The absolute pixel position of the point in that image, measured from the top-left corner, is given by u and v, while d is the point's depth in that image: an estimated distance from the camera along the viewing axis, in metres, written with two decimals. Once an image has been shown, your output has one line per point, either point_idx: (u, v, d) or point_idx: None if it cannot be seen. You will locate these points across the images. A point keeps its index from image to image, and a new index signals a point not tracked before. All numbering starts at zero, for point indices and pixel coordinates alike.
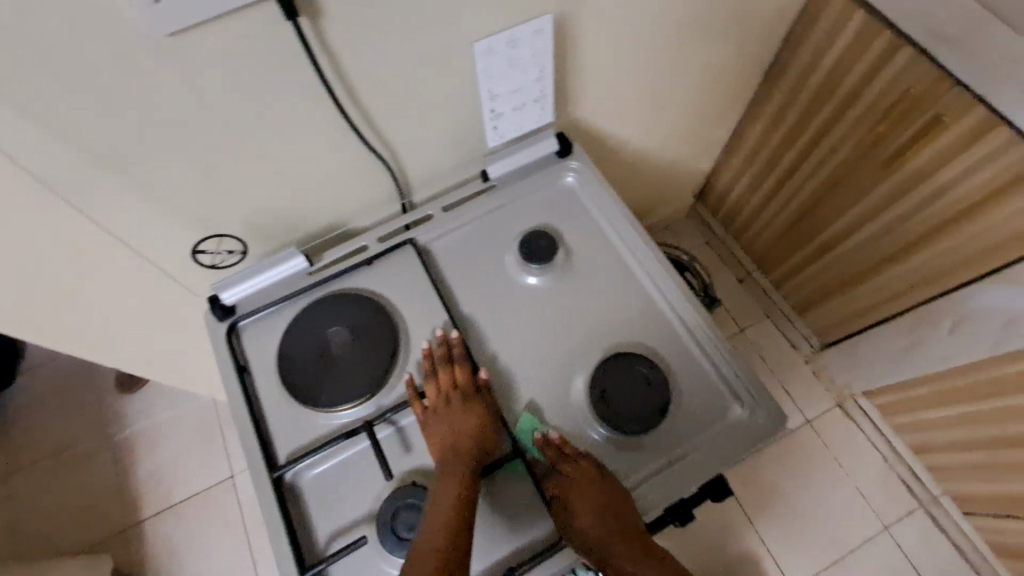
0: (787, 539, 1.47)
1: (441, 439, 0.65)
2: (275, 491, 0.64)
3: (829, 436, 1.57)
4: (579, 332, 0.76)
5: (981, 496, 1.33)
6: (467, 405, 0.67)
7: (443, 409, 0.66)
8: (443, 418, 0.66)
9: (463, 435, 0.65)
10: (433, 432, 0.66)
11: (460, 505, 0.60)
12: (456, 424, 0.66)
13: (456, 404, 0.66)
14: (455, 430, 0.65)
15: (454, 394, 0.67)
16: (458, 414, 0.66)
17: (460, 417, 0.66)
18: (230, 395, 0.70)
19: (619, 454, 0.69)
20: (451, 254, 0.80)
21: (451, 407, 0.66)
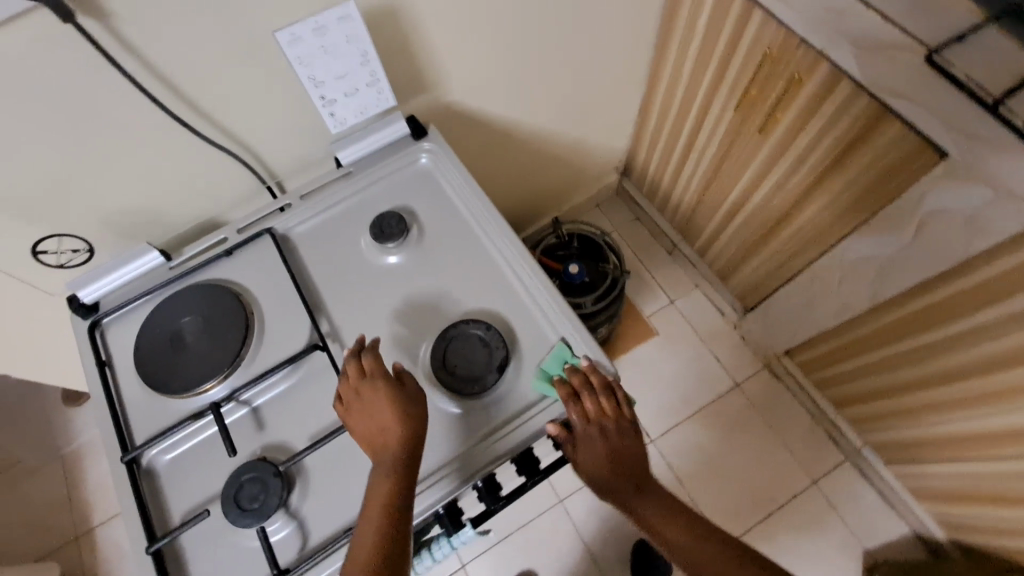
0: (720, 499, 1.51)
1: (365, 435, 0.65)
2: (126, 472, 0.67)
3: (757, 398, 1.61)
4: (426, 304, 0.78)
5: (888, 442, 1.37)
6: (376, 399, 0.65)
7: (357, 402, 0.66)
8: (356, 412, 0.66)
9: (378, 425, 0.64)
10: (354, 429, 0.66)
11: (387, 512, 0.60)
12: (374, 416, 0.65)
13: (367, 395, 0.66)
14: (374, 423, 0.65)
15: (364, 385, 0.67)
16: (373, 404, 0.65)
17: (373, 409, 0.65)
18: (92, 390, 0.72)
19: (475, 412, 0.72)
20: (308, 239, 0.83)
21: (362, 397, 0.66)
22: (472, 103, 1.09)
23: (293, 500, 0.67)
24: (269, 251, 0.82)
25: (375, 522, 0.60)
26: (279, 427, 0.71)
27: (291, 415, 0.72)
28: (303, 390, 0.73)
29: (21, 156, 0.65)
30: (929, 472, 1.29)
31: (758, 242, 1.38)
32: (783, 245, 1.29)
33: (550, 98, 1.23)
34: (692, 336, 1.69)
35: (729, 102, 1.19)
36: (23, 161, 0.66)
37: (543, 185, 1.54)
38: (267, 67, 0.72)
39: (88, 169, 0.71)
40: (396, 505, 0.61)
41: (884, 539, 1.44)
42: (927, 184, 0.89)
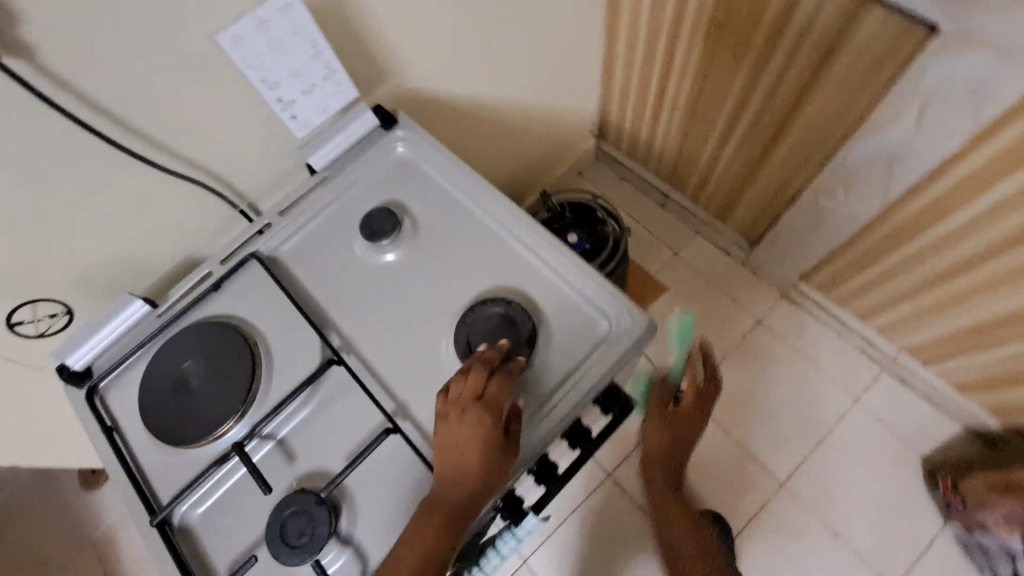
0: (766, 437, 1.47)
1: (449, 459, 0.60)
2: (159, 535, 0.62)
3: (782, 330, 1.57)
4: (436, 295, 0.73)
5: (922, 344, 1.34)
6: (478, 422, 0.59)
7: (460, 412, 0.61)
8: (454, 422, 0.61)
9: (466, 460, 0.59)
10: (445, 438, 0.61)
11: (426, 559, 0.56)
12: (467, 437, 0.60)
13: (469, 420, 0.60)
14: (463, 444, 0.60)
15: (475, 401, 0.61)
16: (468, 432, 0.60)
17: (467, 443, 0.60)
18: (103, 458, 0.67)
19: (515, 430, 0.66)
20: (296, 255, 0.78)
21: (466, 416, 0.60)
22: (435, 86, 1.03)
23: (343, 526, 0.63)
24: (259, 275, 0.77)
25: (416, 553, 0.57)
26: (310, 454, 0.67)
27: (321, 439, 0.67)
28: (328, 410, 0.69)
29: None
30: (970, 364, 1.26)
31: (751, 171, 1.34)
32: (779, 167, 1.25)
33: (513, 67, 1.18)
34: (703, 282, 1.65)
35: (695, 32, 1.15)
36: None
37: (522, 161, 1.50)
38: (214, 79, 0.67)
39: (49, 227, 0.66)
40: (438, 553, 0.57)
41: (937, 441, 1.42)
42: (920, 65, 0.85)
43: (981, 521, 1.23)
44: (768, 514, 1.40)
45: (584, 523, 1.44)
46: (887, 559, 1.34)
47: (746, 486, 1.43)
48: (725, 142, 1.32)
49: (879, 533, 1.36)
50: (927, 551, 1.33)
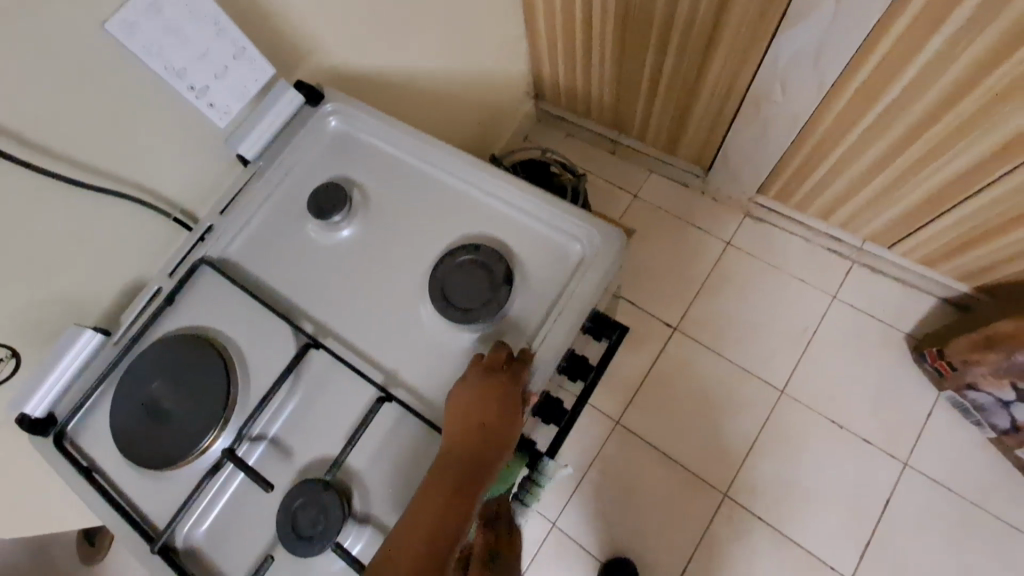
0: (758, 351, 1.50)
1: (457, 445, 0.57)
2: (164, 561, 0.58)
3: (751, 247, 1.60)
4: (403, 258, 0.71)
5: (882, 229, 1.39)
6: (495, 393, 0.58)
7: (474, 384, 0.59)
8: (468, 393, 0.58)
9: (468, 450, 0.56)
10: (457, 413, 0.58)
11: (423, 556, 0.52)
12: (482, 409, 0.57)
13: (480, 407, 0.57)
14: (477, 416, 0.57)
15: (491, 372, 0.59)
16: (477, 419, 0.57)
17: (475, 434, 0.57)
18: (87, 501, 0.63)
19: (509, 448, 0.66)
20: (249, 252, 0.74)
21: (481, 401, 0.58)
22: (358, 62, 1.00)
23: (357, 508, 0.60)
24: (214, 280, 0.73)
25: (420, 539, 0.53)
26: (307, 444, 0.64)
27: (315, 426, 0.64)
28: (316, 396, 0.65)
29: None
30: (929, 236, 1.31)
31: (688, 97, 1.35)
32: (714, 85, 1.26)
33: (433, 35, 1.15)
34: (667, 218, 1.66)
35: None
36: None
37: (467, 135, 1.47)
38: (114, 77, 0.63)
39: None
40: (439, 551, 0.52)
41: (916, 318, 1.47)
42: None
43: (971, 380, 1.27)
44: (775, 423, 1.43)
45: (603, 476, 1.44)
46: (893, 439, 1.38)
47: (748, 403, 1.46)
48: (657, 72, 1.33)
49: (881, 416, 1.41)
50: (928, 422, 1.39)
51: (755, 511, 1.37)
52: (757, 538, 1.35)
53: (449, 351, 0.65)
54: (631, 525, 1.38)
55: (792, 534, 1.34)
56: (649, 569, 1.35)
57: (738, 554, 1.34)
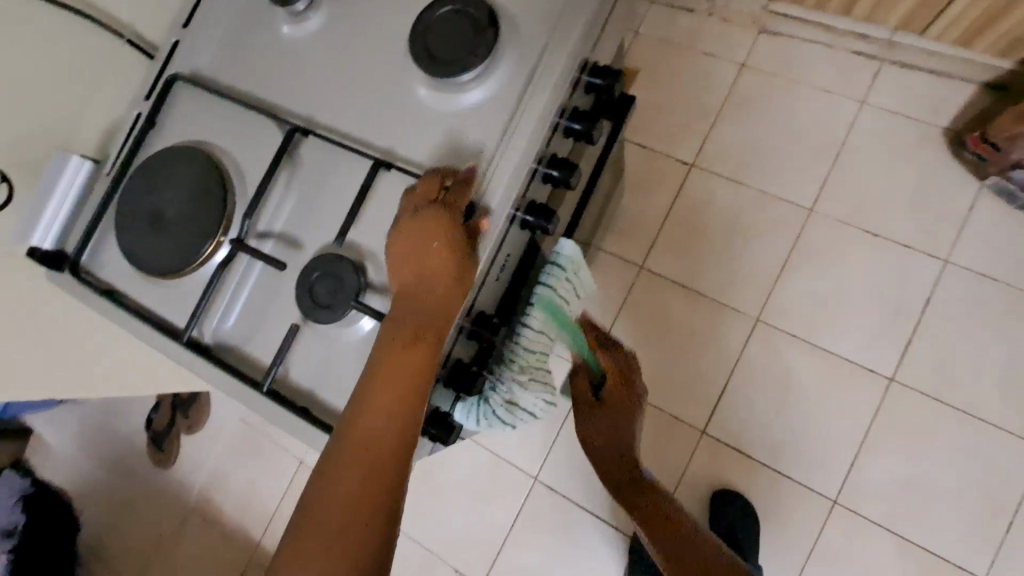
0: (781, 172, 1.42)
1: (413, 268, 0.53)
2: (195, 352, 0.59)
3: (767, 64, 1.47)
4: (378, 36, 0.65)
5: (912, 12, 1.24)
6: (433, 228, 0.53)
7: (415, 221, 0.54)
8: (406, 235, 0.54)
9: (426, 268, 0.53)
10: (400, 256, 0.54)
11: (388, 429, 0.48)
12: (433, 243, 0.53)
13: (428, 222, 0.54)
14: (428, 252, 0.53)
15: (427, 207, 0.55)
16: (426, 232, 0.54)
17: (430, 248, 0.53)
18: (114, 317, 0.63)
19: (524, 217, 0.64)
20: (220, 64, 0.70)
21: (424, 217, 0.54)
22: None
23: (373, 278, 0.59)
24: (191, 97, 0.69)
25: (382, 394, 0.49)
26: (315, 231, 0.62)
27: (319, 212, 0.62)
28: (314, 184, 0.63)
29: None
30: (965, 7, 1.16)
31: None
32: None
33: None
34: (672, 47, 1.52)
35: None
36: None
37: None
38: None
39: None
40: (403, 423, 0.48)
41: (954, 110, 1.35)
42: None
43: (1016, 158, 1.18)
44: (805, 242, 1.38)
45: (630, 319, 1.42)
46: (932, 237, 1.32)
47: (775, 226, 1.40)
48: None
49: (919, 217, 1.34)
50: (970, 215, 1.31)
51: (791, 330, 1.35)
52: (793, 355, 1.34)
53: (443, 117, 0.61)
54: (663, 363, 1.39)
55: (830, 345, 1.33)
56: (685, 397, 1.37)
57: (775, 373, 1.34)
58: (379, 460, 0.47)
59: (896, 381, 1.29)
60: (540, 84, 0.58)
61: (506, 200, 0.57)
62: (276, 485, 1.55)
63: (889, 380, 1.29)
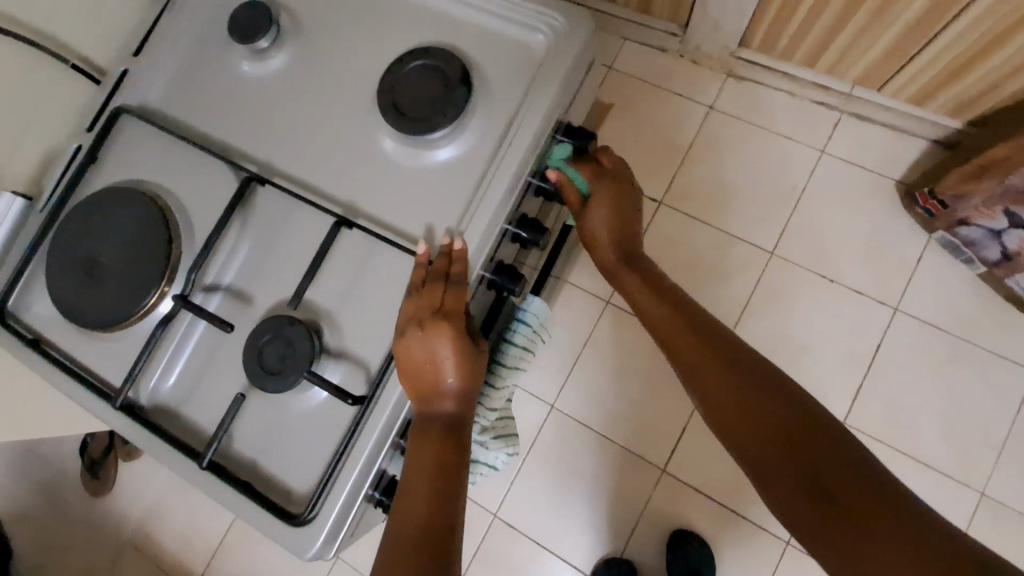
0: (745, 214, 1.46)
1: (412, 375, 0.50)
2: (128, 416, 0.55)
3: (735, 107, 1.51)
4: (346, 82, 0.62)
5: (871, 69, 1.30)
6: (442, 341, 0.50)
7: (419, 335, 0.50)
8: (410, 349, 0.50)
9: (430, 377, 0.50)
10: (406, 371, 0.50)
11: (433, 511, 0.46)
12: (441, 362, 0.50)
13: (430, 327, 0.50)
14: (436, 369, 0.50)
15: (432, 318, 0.50)
16: (428, 343, 0.50)
17: (434, 354, 0.50)
18: (39, 371, 0.58)
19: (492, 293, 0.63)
20: (175, 98, 0.65)
21: (425, 325, 0.50)
22: None
23: (328, 342, 0.56)
24: (138, 132, 0.64)
25: (414, 524, 0.46)
26: (268, 286, 0.58)
27: (273, 265, 0.58)
28: (270, 235, 0.59)
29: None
30: (921, 67, 1.22)
31: None
32: None
33: None
34: (644, 85, 1.55)
35: None
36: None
37: None
38: None
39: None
40: (447, 510, 0.47)
41: (906, 163, 1.42)
42: None
43: (963, 215, 1.25)
44: (766, 284, 1.41)
45: None
46: (884, 285, 1.38)
47: (738, 268, 1.43)
48: None
49: (873, 265, 1.39)
50: (919, 265, 1.38)
51: None
52: None
53: (411, 172, 0.59)
54: None
55: None
56: None
57: None
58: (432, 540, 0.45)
59: (847, 425, 1.33)
60: (512, 140, 0.56)
61: (477, 258, 0.55)
62: (221, 518, 1.47)
63: (842, 423, 1.33)
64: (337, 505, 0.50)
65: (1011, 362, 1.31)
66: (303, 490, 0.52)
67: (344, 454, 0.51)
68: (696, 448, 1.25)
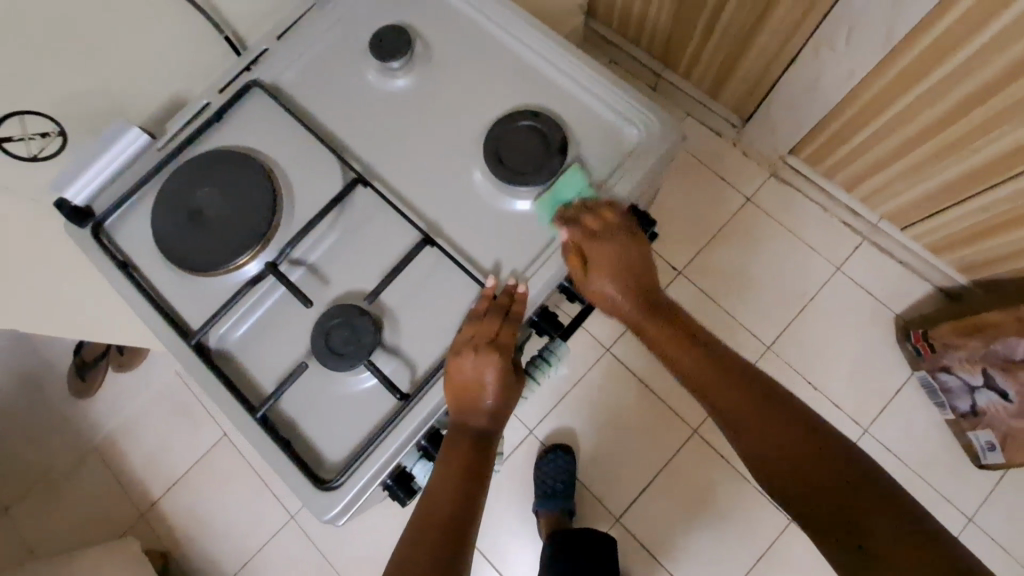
0: (752, 306, 1.55)
1: (458, 390, 0.58)
2: (198, 356, 0.61)
3: (771, 206, 1.61)
4: (459, 118, 0.71)
5: (902, 208, 1.40)
6: (490, 369, 0.57)
7: (473, 360, 0.57)
8: (462, 367, 0.57)
9: (471, 396, 0.58)
10: (453, 388, 0.57)
11: (453, 511, 0.55)
12: (485, 386, 0.58)
13: (482, 354, 0.58)
14: (480, 390, 0.58)
15: (487, 347, 0.58)
16: (478, 366, 0.57)
17: (481, 377, 0.57)
18: (124, 292, 0.65)
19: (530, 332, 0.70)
20: (304, 85, 0.73)
21: (478, 352, 0.58)
22: None
23: (386, 338, 0.63)
24: (265, 106, 0.71)
25: (439, 520, 0.55)
26: (346, 275, 0.65)
27: (355, 258, 0.66)
28: (357, 231, 0.67)
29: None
30: (948, 219, 1.32)
31: (737, 30, 1.30)
32: (765, 29, 1.25)
33: None
34: (693, 162, 1.65)
35: None
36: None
37: None
38: None
39: (1, 30, 0.57)
40: (465, 509, 0.56)
41: (908, 301, 1.52)
42: None
43: (947, 363, 1.37)
44: None
45: None
46: (860, 406, 1.48)
47: None
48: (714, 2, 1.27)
49: (854, 385, 1.49)
50: (896, 396, 1.48)
51: None
52: None
53: (493, 213, 0.67)
54: None
55: None
56: None
57: None
58: (451, 535, 0.54)
59: None
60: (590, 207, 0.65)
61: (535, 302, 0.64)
62: (193, 450, 1.54)
63: None
64: (362, 481, 0.57)
65: (954, 507, 1.41)
66: (334, 461, 0.59)
67: (376, 441, 0.58)
68: (652, 508, 1.33)
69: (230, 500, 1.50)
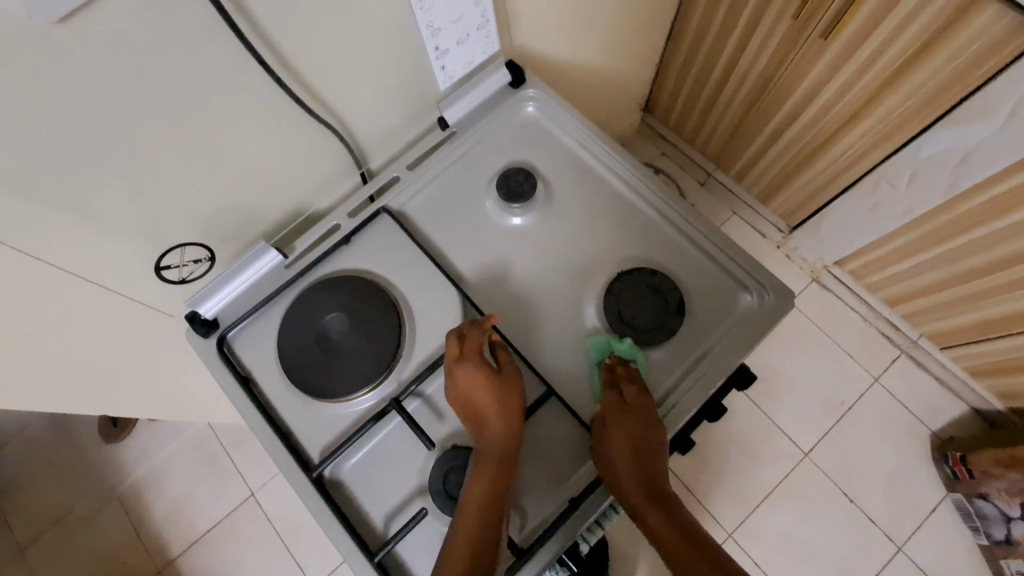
0: (789, 408, 1.57)
1: (457, 402, 0.63)
2: (318, 489, 0.63)
3: (813, 311, 1.65)
4: (576, 261, 0.73)
5: (945, 330, 1.44)
6: (466, 376, 0.62)
7: (449, 380, 0.63)
8: (450, 382, 0.63)
9: (463, 402, 0.63)
10: (456, 408, 0.63)
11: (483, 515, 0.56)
12: (476, 395, 0.62)
13: (458, 363, 0.63)
14: (473, 403, 0.62)
15: (458, 359, 0.63)
16: (459, 377, 0.63)
17: (461, 385, 0.63)
18: (243, 410, 0.67)
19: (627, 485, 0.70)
20: (428, 213, 0.77)
21: (454, 365, 0.63)
22: (549, 55, 0.96)
23: None
24: (391, 231, 0.75)
25: (466, 555, 0.54)
26: None
27: None
28: None
29: (103, 159, 0.54)
30: (990, 349, 1.35)
31: (796, 151, 1.36)
32: (822, 156, 1.31)
33: (612, 43, 1.12)
34: None
35: (764, 17, 1.15)
36: (107, 165, 0.55)
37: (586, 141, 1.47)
38: (354, 28, 0.63)
39: (174, 167, 0.60)
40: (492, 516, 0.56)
41: (944, 418, 1.54)
42: (1006, 74, 0.90)
43: (985, 491, 1.37)
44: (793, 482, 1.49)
45: None
46: (894, 522, 1.47)
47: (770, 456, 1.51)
48: (779, 125, 1.33)
49: (889, 499, 1.49)
50: (930, 515, 1.47)
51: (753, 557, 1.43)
52: None
53: None
54: (632, 542, 1.45)
55: None
56: None
57: None
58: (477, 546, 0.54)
59: None
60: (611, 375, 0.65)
61: None
62: (217, 507, 1.51)
63: None
64: None
65: None
66: None
67: None
68: None
69: (251, 562, 1.46)
